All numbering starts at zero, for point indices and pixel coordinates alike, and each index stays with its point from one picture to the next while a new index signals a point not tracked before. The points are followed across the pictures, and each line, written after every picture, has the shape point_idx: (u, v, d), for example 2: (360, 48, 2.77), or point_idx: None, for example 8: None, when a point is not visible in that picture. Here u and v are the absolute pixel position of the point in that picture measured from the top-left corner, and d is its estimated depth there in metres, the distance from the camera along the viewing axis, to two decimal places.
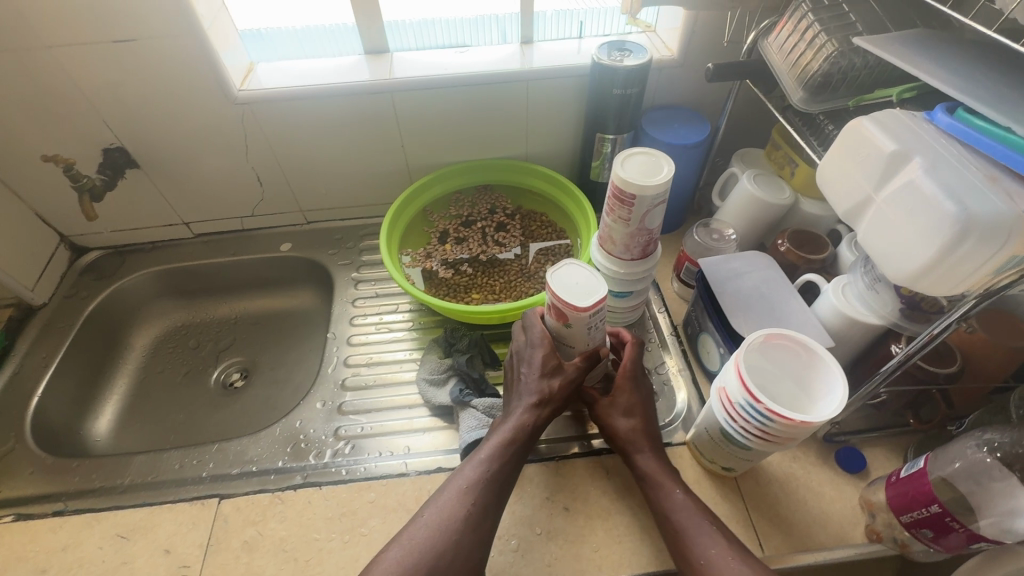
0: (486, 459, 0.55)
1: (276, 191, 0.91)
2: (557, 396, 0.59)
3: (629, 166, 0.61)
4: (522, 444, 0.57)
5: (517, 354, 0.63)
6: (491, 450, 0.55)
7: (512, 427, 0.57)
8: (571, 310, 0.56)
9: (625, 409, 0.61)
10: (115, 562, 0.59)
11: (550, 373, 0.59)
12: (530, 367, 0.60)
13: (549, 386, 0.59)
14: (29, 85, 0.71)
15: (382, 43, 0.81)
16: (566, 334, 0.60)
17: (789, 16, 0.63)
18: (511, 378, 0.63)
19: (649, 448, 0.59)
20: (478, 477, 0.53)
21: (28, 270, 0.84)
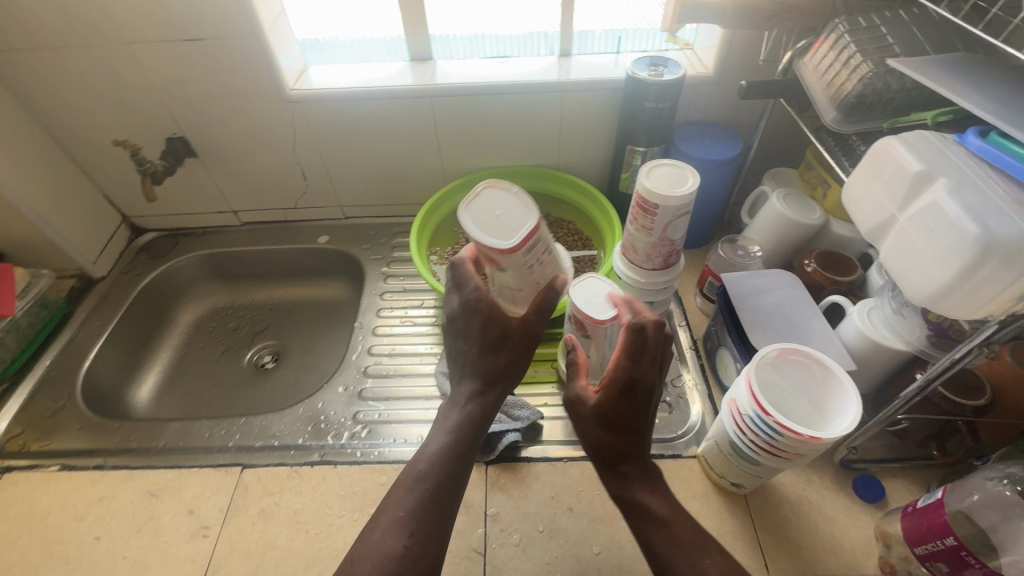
0: (431, 469, 0.51)
1: (318, 186, 0.96)
2: (506, 368, 0.56)
3: (654, 175, 0.63)
4: (470, 439, 0.53)
5: (453, 322, 0.57)
6: (432, 463, 0.52)
7: (451, 428, 0.54)
8: (500, 251, 0.49)
9: (599, 424, 0.53)
10: (144, 516, 0.63)
11: (489, 347, 0.55)
12: (471, 340, 0.56)
13: (495, 359, 0.55)
14: (110, 75, 0.78)
15: (426, 51, 0.85)
16: (506, 281, 0.52)
17: (826, 36, 0.63)
18: (452, 353, 0.59)
19: (629, 471, 0.53)
20: (429, 487, 0.50)
21: (92, 245, 0.92)
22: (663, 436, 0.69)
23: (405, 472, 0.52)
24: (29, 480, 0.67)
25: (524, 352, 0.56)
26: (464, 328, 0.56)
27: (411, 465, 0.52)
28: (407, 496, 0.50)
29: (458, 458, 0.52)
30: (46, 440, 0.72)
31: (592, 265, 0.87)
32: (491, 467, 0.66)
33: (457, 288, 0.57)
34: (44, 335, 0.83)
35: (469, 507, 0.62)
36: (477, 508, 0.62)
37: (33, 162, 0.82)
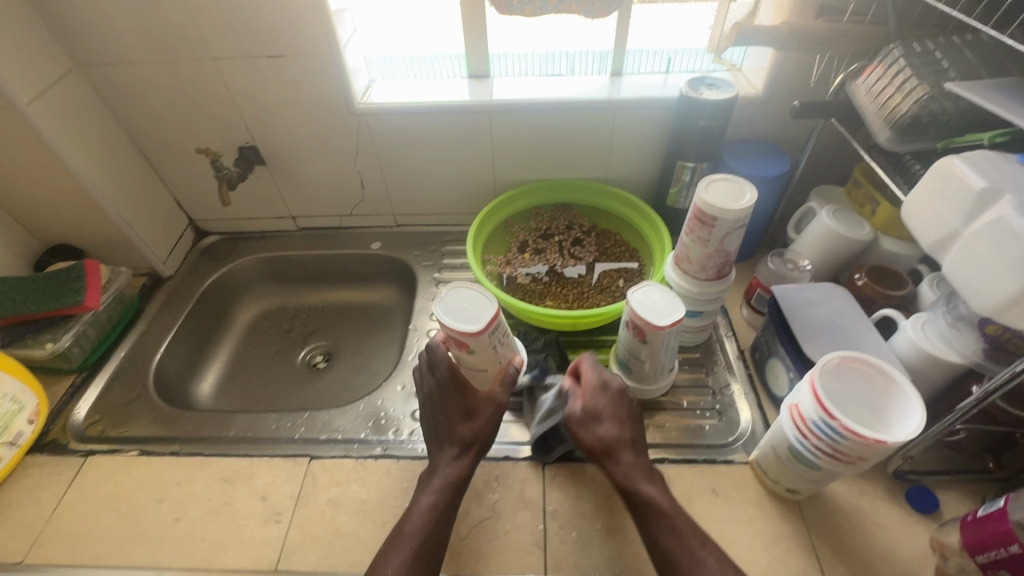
0: (419, 524, 0.55)
1: (374, 194, 1.01)
2: (483, 436, 0.62)
3: (712, 189, 0.65)
4: (454, 495, 0.58)
5: (429, 393, 0.64)
6: (416, 522, 0.56)
7: (443, 480, 0.59)
8: (466, 338, 0.60)
9: (590, 423, 0.60)
10: (220, 501, 0.66)
11: (465, 416, 0.62)
12: (445, 409, 0.62)
13: (472, 427, 0.61)
14: (194, 88, 0.84)
15: (485, 68, 0.90)
16: (476, 364, 0.64)
17: (880, 60, 0.66)
18: (429, 425, 0.64)
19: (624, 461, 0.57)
20: (419, 541, 0.54)
21: (163, 245, 0.97)
22: (717, 441, 0.71)
23: (398, 532, 0.55)
24: (110, 463, 0.71)
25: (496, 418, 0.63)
26: (439, 400, 0.62)
27: (399, 528, 0.56)
28: (399, 556, 0.53)
29: (440, 519, 0.56)
30: (123, 427, 0.76)
31: (639, 276, 0.90)
32: (547, 466, 0.68)
33: (430, 369, 0.63)
34: (119, 329, 0.88)
35: (528, 503, 0.65)
36: (536, 505, 0.64)
37: (118, 167, 0.87)
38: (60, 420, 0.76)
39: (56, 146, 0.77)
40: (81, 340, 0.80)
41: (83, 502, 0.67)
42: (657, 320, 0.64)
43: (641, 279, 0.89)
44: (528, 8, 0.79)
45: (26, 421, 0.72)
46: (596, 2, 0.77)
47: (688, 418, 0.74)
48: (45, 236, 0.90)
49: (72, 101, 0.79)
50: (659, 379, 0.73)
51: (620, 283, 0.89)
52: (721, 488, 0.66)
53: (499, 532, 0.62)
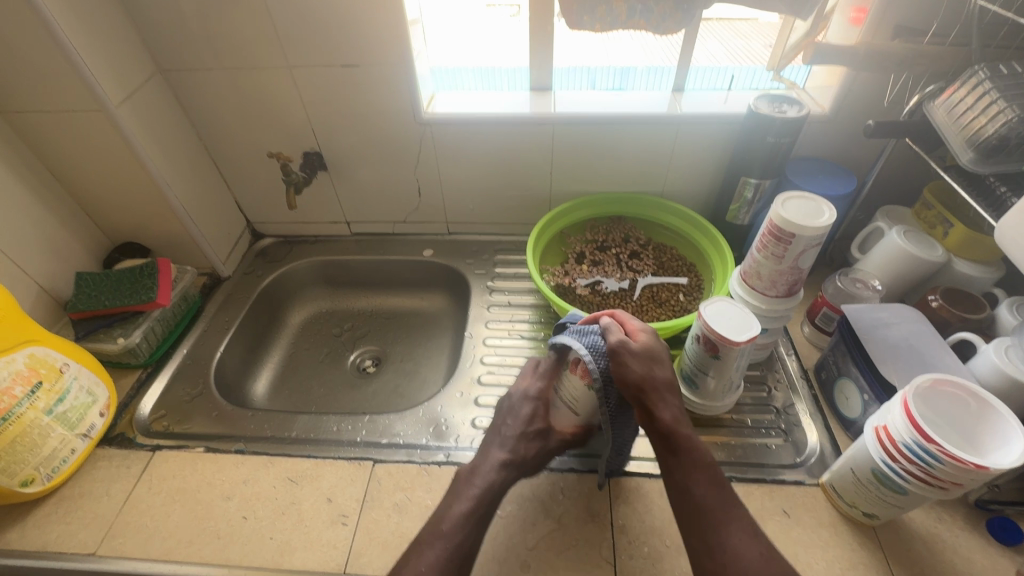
0: (455, 526, 0.56)
1: (429, 202, 1.02)
2: (530, 458, 0.63)
3: (789, 206, 0.65)
4: (493, 496, 0.58)
5: (507, 400, 0.68)
6: (454, 522, 0.56)
7: (483, 481, 0.60)
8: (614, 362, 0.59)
9: (640, 362, 0.59)
10: (286, 501, 0.67)
11: (527, 438, 0.64)
12: (516, 418, 0.65)
13: (528, 448, 0.63)
14: (267, 94, 0.86)
15: (547, 82, 0.91)
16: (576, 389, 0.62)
17: (963, 81, 0.66)
18: (493, 425, 0.67)
19: (664, 399, 0.58)
20: (456, 543, 0.54)
21: (223, 246, 1.00)
22: (785, 462, 0.70)
23: (435, 529, 0.56)
24: (177, 458, 0.72)
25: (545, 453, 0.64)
26: (515, 407, 0.66)
27: (437, 526, 0.56)
28: (433, 554, 0.53)
29: (476, 525, 0.56)
30: (186, 424, 0.77)
31: (698, 291, 0.89)
32: (613, 480, 0.67)
33: (524, 381, 0.69)
34: (182, 327, 0.90)
35: (596, 516, 0.64)
36: (604, 518, 0.64)
37: (189, 169, 0.90)
38: (127, 414, 0.78)
39: (138, 148, 0.79)
40: (149, 336, 0.82)
41: (152, 496, 0.68)
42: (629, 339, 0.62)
43: (700, 294, 0.89)
44: (597, 23, 0.75)
45: (98, 414, 0.73)
46: (668, 17, 0.73)
47: (753, 436, 0.73)
48: (115, 234, 0.93)
49: (153, 104, 0.82)
50: (725, 397, 0.72)
51: (679, 296, 0.88)
52: (793, 510, 0.65)
53: (567, 545, 0.62)
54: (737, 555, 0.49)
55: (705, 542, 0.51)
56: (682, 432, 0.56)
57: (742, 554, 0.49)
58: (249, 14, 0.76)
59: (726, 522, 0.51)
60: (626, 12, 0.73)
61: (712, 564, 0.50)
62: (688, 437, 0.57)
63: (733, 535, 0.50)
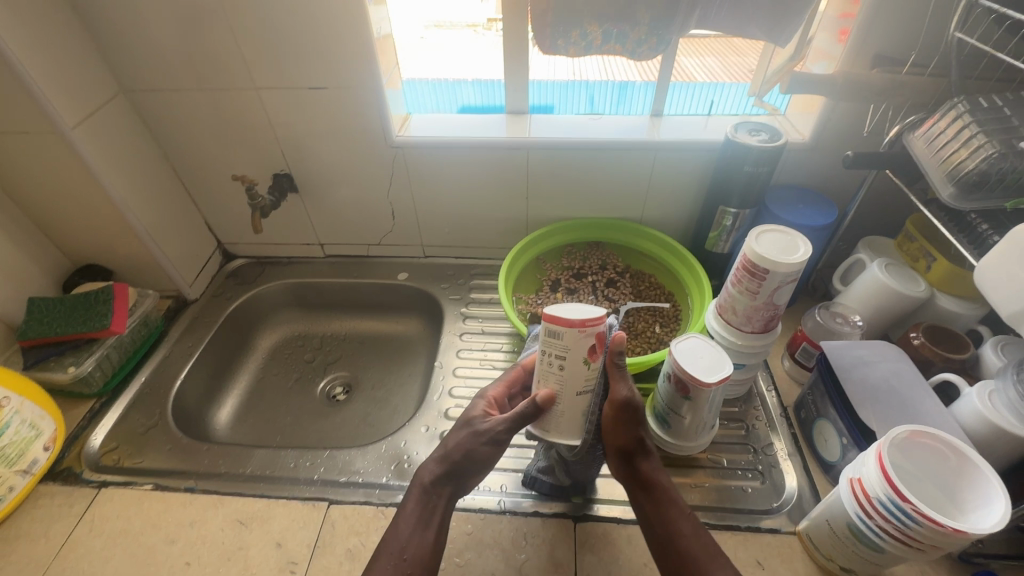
0: (400, 535, 0.54)
1: (405, 225, 0.99)
2: (459, 453, 0.57)
3: (763, 241, 0.62)
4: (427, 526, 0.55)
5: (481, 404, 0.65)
6: (396, 531, 0.54)
7: (420, 478, 0.57)
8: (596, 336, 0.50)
9: (631, 424, 0.55)
10: (233, 545, 0.63)
11: (460, 426, 0.59)
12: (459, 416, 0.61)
13: (461, 440, 0.57)
14: (234, 115, 0.84)
15: (523, 105, 0.89)
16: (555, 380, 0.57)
17: (942, 113, 0.63)
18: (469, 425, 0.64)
19: (650, 455, 0.57)
20: (402, 546, 0.53)
21: (191, 269, 0.97)
22: (761, 507, 0.66)
23: (382, 539, 0.54)
24: (124, 497, 0.68)
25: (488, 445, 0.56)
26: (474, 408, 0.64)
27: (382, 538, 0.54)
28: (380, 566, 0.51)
29: None
30: (138, 458, 0.74)
31: (675, 322, 0.87)
32: (579, 525, 0.64)
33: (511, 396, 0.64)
34: (141, 353, 0.87)
35: (559, 566, 0.61)
36: (567, 568, 0.60)
37: (153, 190, 0.87)
38: (76, 447, 0.74)
39: (96, 171, 0.77)
40: (103, 364, 0.79)
41: (93, 538, 0.64)
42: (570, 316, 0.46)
43: (677, 325, 0.86)
44: (572, 47, 0.73)
45: (42, 448, 0.70)
46: (643, 42, 0.71)
47: (729, 478, 0.69)
48: (76, 256, 0.90)
49: (116, 125, 0.80)
50: (699, 437, 0.69)
51: (656, 327, 0.86)
52: (767, 560, 0.61)
53: None
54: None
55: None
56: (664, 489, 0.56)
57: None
58: (213, 36, 0.74)
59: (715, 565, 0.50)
60: (601, 36, 0.71)
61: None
62: (668, 492, 0.56)
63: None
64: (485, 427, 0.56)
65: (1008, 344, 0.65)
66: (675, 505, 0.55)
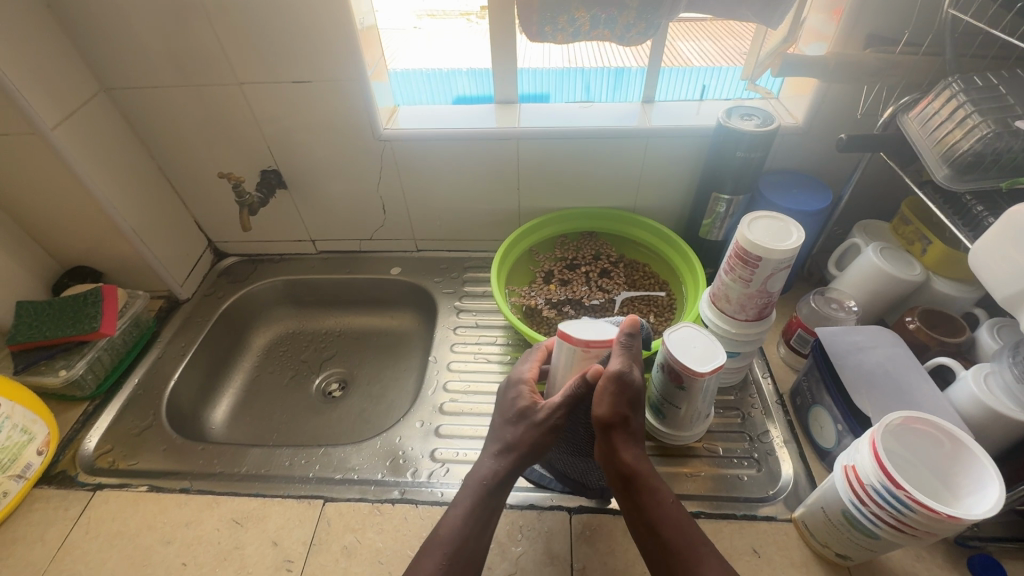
0: (453, 535, 0.54)
1: (396, 219, 0.98)
2: (523, 446, 0.57)
3: (755, 228, 0.61)
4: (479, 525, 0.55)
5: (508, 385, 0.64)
6: (450, 530, 0.54)
7: (477, 478, 0.58)
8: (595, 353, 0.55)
9: (618, 399, 0.51)
10: (229, 545, 0.63)
11: (513, 418, 0.59)
12: (504, 404, 0.62)
13: (522, 432, 0.58)
14: (218, 111, 0.82)
15: (512, 94, 0.88)
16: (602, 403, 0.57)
17: (937, 93, 0.62)
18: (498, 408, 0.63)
19: (634, 439, 0.54)
20: (453, 546, 0.53)
21: (181, 268, 0.96)
22: (757, 494, 0.66)
23: (430, 539, 0.55)
24: (119, 499, 0.68)
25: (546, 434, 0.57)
26: (501, 399, 0.63)
27: (434, 532, 0.55)
28: (428, 566, 0.52)
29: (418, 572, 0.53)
30: (132, 460, 0.73)
31: (669, 311, 0.86)
32: (575, 517, 0.64)
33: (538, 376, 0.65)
34: (134, 354, 0.86)
35: (555, 558, 0.61)
36: (564, 561, 0.60)
37: (139, 190, 0.86)
38: (70, 450, 0.74)
39: (79, 171, 0.76)
40: (94, 366, 0.79)
41: (89, 541, 0.64)
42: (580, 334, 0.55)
43: (672, 314, 0.86)
44: (560, 34, 0.72)
45: (35, 452, 0.70)
46: (631, 27, 0.70)
47: (726, 466, 0.69)
48: (64, 258, 0.89)
49: (98, 124, 0.79)
50: (694, 426, 0.68)
51: (650, 316, 0.85)
52: (764, 548, 0.61)
53: None
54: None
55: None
56: (640, 473, 0.53)
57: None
58: (192, 31, 0.73)
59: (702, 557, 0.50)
60: (588, 22, 0.69)
61: None
62: (647, 475, 0.54)
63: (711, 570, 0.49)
64: (541, 415, 0.57)
65: (1004, 326, 0.65)
66: (654, 491, 0.54)
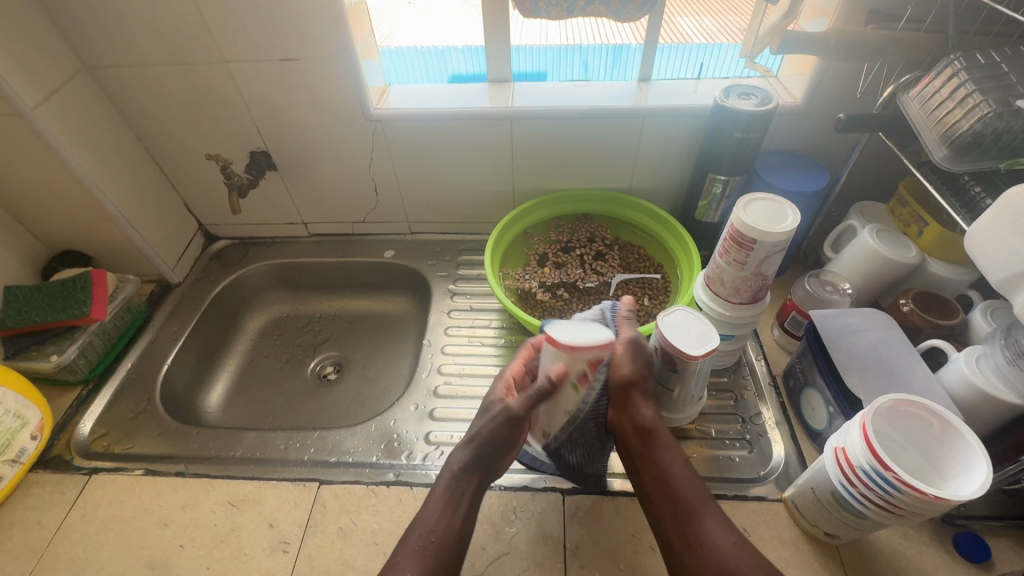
0: (430, 520, 0.53)
1: (389, 201, 0.97)
2: (485, 435, 0.58)
3: (751, 210, 0.61)
4: (451, 510, 0.54)
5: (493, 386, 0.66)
6: (425, 516, 0.54)
7: (448, 467, 0.58)
8: (579, 355, 0.54)
9: (636, 358, 0.60)
10: (225, 527, 0.64)
11: (481, 412, 0.61)
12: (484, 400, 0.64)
13: (483, 423, 0.59)
14: (204, 90, 0.80)
15: (506, 73, 0.86)
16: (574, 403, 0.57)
17: (938, 71, 0.61)
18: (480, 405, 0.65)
19: (649, 399, 0.60)
20: (429, 530, 0.52)
21: (172, 252, 0.95)
22: (748, 475, 0.67)
23: (410, 526, 0.54)
24: (115, 483, 0.69)
25: (507, 426, 0.58)
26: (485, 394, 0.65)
27: (411, 521, 0.54)
28: (408, 550, 0.51)
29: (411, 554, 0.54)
30: (128, 444, 0.74)
31: (664, 295, 0.86)
32: (568, 498, 0.65)
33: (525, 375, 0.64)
34: (126, 339, 0.86)
35: (548, 539, 0.61)
36: (557, 541, 0.61)
37: (125, 172, 0.85)
38: (65, 435, 0.74)
39: (63, 154, 0.74)
40: (87, 351, 0.78)
41: (87, 524, 0.65)
42: (564, 336, 0.54)
43: (666, 297, 0.85)
44: None
45: (30, 437, 0.69)
46: None
47: (717, 448, 0.70)
48: (52, 242, 0.88)
49: (80, 105, 0.77)
50: (687, 408, 0.68)
51: (645, 300, 0.85)
52: (754, 528, 0.62)
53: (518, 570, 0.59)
54: (715, 543, 0.49)
55: (685, 534, 0.51)
56: (655, 432, 0.58)
57: (719, 540, 0.49)
58: (174, 7, 0.71)
59: (703, 510, 0.52)
60: None
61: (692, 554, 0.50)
62: (660, 436, 0.58)
63: (712, 523, 0.51)
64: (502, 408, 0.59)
65: (997, 308, 0.65)
66: (668, 447, 0.57)
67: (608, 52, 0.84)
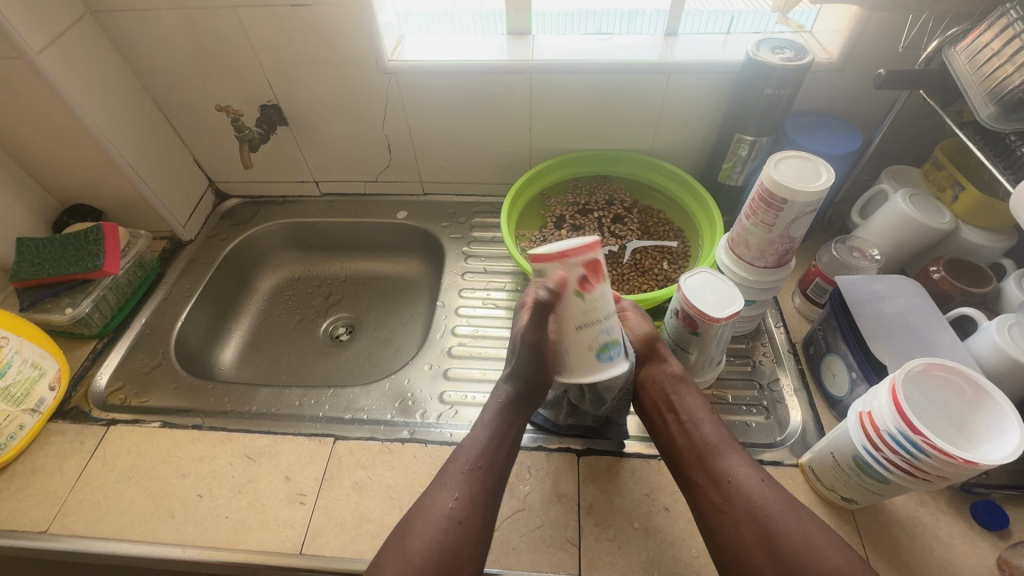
0: (477, 443, 0.55)
1: (402, 160, 0.95)
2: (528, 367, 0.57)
3: (782, 168, 0.58)
4: (500, 446, 0.56)
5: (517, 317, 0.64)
6: (473, 440, 0.56)
7: (496, 398, 0.59)
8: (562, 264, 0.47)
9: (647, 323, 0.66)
10: (243, 479, 0.65)
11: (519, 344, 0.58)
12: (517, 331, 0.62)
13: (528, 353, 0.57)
14: (213, 40, 0.78)
15: (525, 25, 0.82)
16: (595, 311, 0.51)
17: (990, 23, 0.57)
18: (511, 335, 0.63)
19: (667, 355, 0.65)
20: (474, 457, 0.54)
21: (183, 208, 0.94)
22: (764, 440, 0.66)
23: (455, 452, 0.56)
24: (133, 434, 0.69)
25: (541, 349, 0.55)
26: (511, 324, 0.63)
27: (459, 445, 0.56)
28: (453, 473, 0.53)
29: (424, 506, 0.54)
30: (144, 397, 0.74)
31: (683, 259, 0.84)
32: (583, 458, 0.65)
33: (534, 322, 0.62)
34: (140, 295, 0.86)
35: (562, 497, 0.62)
36: (572, 499, 0.61)
37: (134, 124, 0.83)
38: (82, 387, 0.75)
39: (70, 102, 0.72)
40: (101, 305, 0.78)
41: (107, 472, 0.66)
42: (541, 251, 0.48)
43: (686, 262, 0.84)
44: None
45: (48, 387, 0.70)
46: None
47: (733, 414, 0.69)
48: (63, 195, 0.87)
49: (86, 51, 0.74)
50: (704, 372, 0.67)
51: (663, 264, 0.83)
52: None
53: (533, 525, 0.59)
54: (739, 482, 0.53)
55: (712, 475, 0.55)
56: (683, 382, 0.62)
57: (744, 477, 0.53)
58: None
59: (727, 453, 0.56)
60: None
61: (717, 494, 0.53)
62: (689, 386, 0.62)
63: (734, 464, 0.54)
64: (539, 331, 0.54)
65: None
66: (686, 398, 0.61)
67: (624, 15, 0.82)
